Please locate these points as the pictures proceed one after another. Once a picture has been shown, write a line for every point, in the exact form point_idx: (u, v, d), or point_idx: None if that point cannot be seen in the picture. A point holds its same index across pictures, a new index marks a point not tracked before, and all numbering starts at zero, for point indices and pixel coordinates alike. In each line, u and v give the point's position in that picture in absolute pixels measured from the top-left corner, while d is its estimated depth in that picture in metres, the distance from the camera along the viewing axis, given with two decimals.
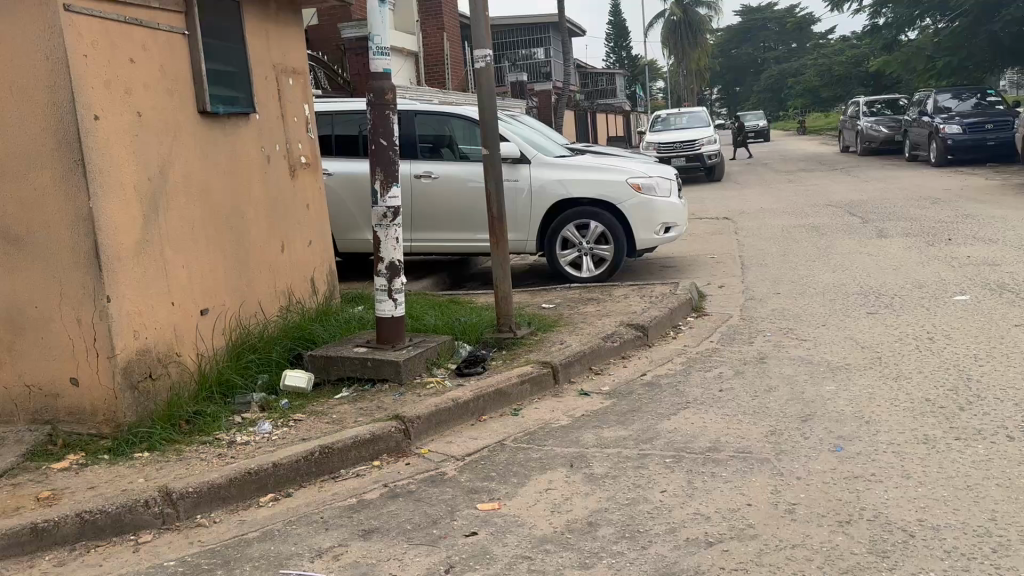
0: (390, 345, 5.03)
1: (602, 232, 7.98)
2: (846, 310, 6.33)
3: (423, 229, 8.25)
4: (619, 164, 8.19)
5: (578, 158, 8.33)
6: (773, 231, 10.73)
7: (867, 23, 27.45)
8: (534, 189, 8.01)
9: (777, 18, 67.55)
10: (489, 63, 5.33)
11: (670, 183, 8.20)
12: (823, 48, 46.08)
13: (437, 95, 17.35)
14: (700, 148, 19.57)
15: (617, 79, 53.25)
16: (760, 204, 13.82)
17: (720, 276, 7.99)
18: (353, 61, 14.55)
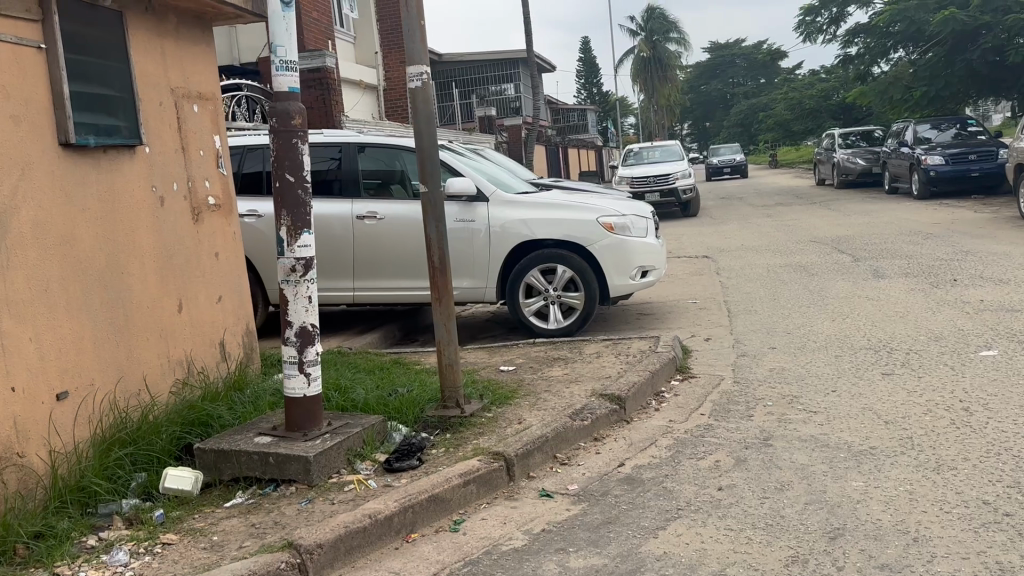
0: (301, 434, 3.98)
1: (570, 277, 7.00)
2: (857, 369, 5.39)
3: (368, 277, 7.26)
4: (589, 200, 7.26)
5: (544, 195, 7.39)
6: (758, 272, 9.83)
7: (839, 54, 27.05)
8: (493, 230, 7.04)
9: (745, 54, 67.88)
10: (427, 81, 4.38)
11: (646, 221, 7.27)
12: (794, 83, 46.00)
13: (398, 130, 16.44)
14: (674, 182, 18.78)
15: (588, 114, 52.85)
16: (741, 241, 12.98)
17: (706, 327, 7.04)
18: (304, 95, 13.57)
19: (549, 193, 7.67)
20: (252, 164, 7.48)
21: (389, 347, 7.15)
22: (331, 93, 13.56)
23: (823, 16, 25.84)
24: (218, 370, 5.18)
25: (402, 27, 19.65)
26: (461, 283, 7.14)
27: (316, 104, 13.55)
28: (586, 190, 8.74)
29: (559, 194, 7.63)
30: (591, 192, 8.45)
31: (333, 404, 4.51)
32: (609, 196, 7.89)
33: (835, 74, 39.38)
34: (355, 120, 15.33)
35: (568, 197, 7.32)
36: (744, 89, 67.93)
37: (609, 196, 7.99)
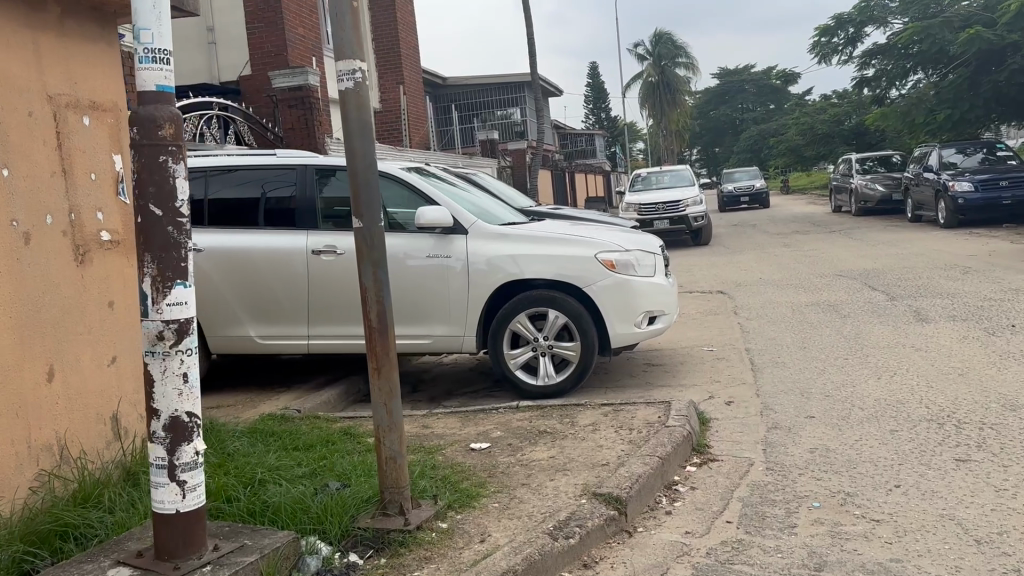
0: (172, 567, 2.88)
1: (564, 324, 5.86)
2: (923, 454, 4.25)
3: (326, 322, 6.06)
4: (589, 233, 6.15)
5: (537, 227, 6.29)
6: (782, 312, 8.70)
7: (856, 76, 26.07)
8: (474, 268, 5.92)
9: (755, 79, 67.15)
10: (361, 82, 3.28)
11: (653, 258, 6.13)
12: (806, 107, 45.00)
13: (390, 153, 15.43)
14: (685, 209, 17.69)
15: (596, 139, 51.94)
16: (759, 274, 11.88)
17: (727, 383, 5.90)
18: (286, 115, 12.48)
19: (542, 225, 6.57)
20: (198, 190, 6.39)
21: (350, 407, 6.00)
22: (314, 112, 12.50)
23: (840, 36, 24.85)
24: (106, 452, 4.10)
25: (399, 46, 18.72)
26: (436, 330, 5.99)
27: (298, 124, 12.49)
28: (588, 222, 7.63)
29: (553, 226, 6.53)
30: (593, 224, 7.35)
31: (235, 509, 3.40)
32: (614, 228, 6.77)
33: (849, 98, 38.36)
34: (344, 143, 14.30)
35: (563, 230, 6.21)
36: (754, 115, 67.10)
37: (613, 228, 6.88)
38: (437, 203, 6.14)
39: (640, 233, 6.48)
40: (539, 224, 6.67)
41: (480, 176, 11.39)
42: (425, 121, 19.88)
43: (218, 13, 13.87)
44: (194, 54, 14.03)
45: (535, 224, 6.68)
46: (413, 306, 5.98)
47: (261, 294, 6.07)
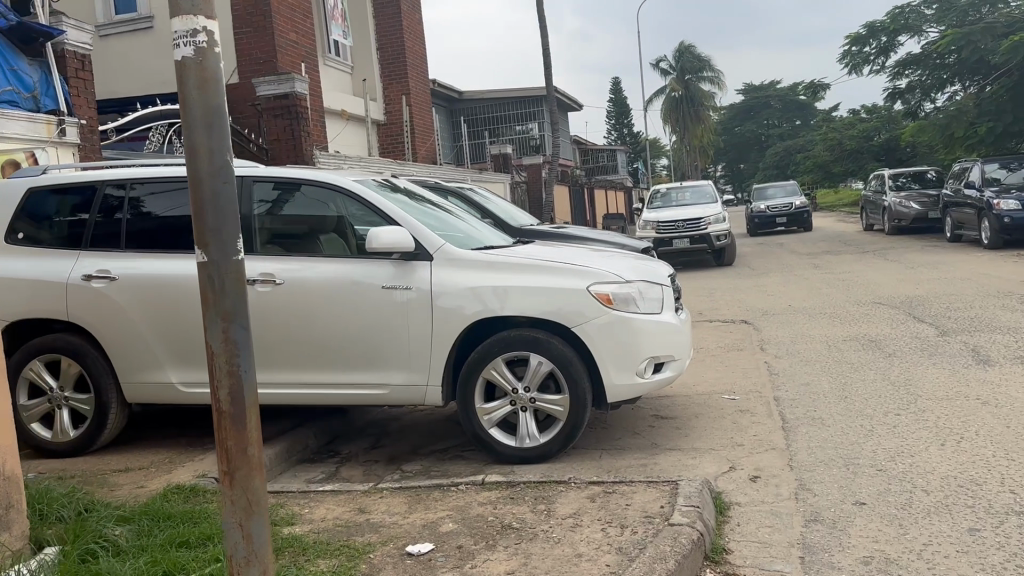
0: None
1: (549, 372, 4.75)
2: (1023, 570, 3.10)
3: (262, 368, 5.00)
4: (582, 261, 5.02)
5: (521, 252, 5.18)
6: (816, 349, 7.55)
7: (889, 88, 24.84)
8: (439, 303, 4.81)
9: (781, 95, 65.93)
10: (205, 49, 2.24)
11: (661, 290, 5.00)
12: (834, 122, 43.58)
13: (391, 168, 14.42)
14: (707, 227, 16.53)
15: (618, 155, 50.90)
16: (788, 301, 10.73)
17: (752, 446, 4.77)
18: (271, 125, 11.52)
19: (530, 251, 5.46)
20: (153, 205, 5.30)
21: (282, 476, 4.93)
22: (302, 122, 11.51)
23: (871, 45, 23.66)
24: None
25: (405, 56, 17.76)
26: (393, 379, 4.86)
27: (284, 135, 11.49)
28: (590, 246, 6.52)
29: (543, 253, 5.42)
30: (594, 249, 6.24)
31: None
32: (615, 255, 5.66)
33: (881, 112, 36.91)
34: (338, 155, 13.29)
35: (553, 256, 5.10)
36: (781, 132, 65.76)
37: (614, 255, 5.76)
38: (396, 221, 5.04)
39: (645, 262, 5.36)
40: (528, 249, 5.56)
41: (478, 193, 10.33)
42: (432, 134, 18.87)
43: (203, 17, 12.89)
44: None
45: (520, 249, 5.58)
46: (365, 349, 4.87)
47: (187, 332, 5.05)
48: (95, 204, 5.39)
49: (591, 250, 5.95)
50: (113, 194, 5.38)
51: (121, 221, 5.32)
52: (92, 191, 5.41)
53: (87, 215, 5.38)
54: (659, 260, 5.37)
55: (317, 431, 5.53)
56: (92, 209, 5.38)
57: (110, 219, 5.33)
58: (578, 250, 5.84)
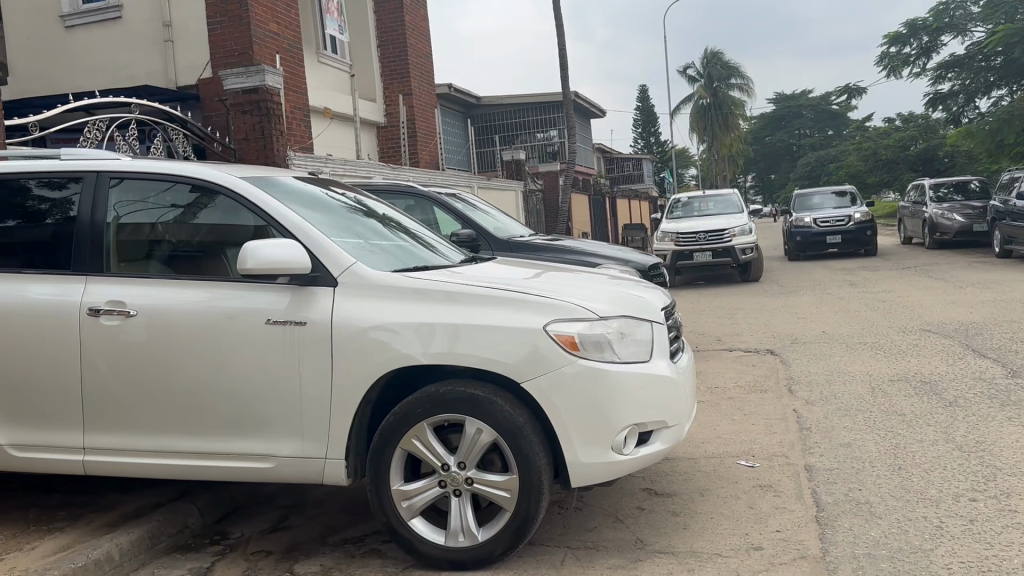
0: None
1: (493, 441, 3.42)
2: None
3: (112, 428, 3.75)
4: (547, 288, 3.69)
5: (469, 275, 3.86)
6: (856, 392, 6.18)
7: (929, 93, 23.29)
8: (338, 346, 3.49)
9: (814, 104, 64.22)
10: None
11: (647, 331, 3.67)
12: (868, 131, 41.82)
13: (385, 173, 13.23)
14: (731, 239, 15.12)
15: (645, 164, 49.47)
16: (823, 326, 9.33)
17: (777, 551, 3.42)
18: (238, 122, 10.37)
19: (487, 273, 4.14)
20: (89, 206, 3.94)
21: None
22: (272, 118, 10.33)
23: (912, 46, 22.19)
24: None
25: (407, 53, 16.54)
26: (280, 449, 3.56)
27: (253, 133, 10.32)
28: (576, 269, 5.22)
29: (501, 276, 4.10)
30: (576, 272, 4.94)
31: None
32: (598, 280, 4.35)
33: (917, 120, 35.21)
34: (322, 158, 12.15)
35: (509, 280, 3.77)
36: (812, 141, 63.95)
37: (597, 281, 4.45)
38: (292, 232, 3.73)
39: (634, 290, 4.04)
40: (486, 272, 4.25)
41: (462, 198, 9.13)
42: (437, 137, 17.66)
43: (175, 6, 11.80)
44: (149, 54, 11.95)
45: (471, 271, 4.26)
46: (241, 406, 3.59)
47: (17, 379, 3.81)
48: (18, 208, 4.03)
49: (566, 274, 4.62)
50: (44, 196, 4.01)
51: (48, 228, 3.96)
52: (16, 187, 4.06)
53: (4, 219, 4.03)
54: (652, 288, 4.05)
55: (204, 505, 4.27)
56: (13, 213, 4.03)
57: (34, 226, 3.97)
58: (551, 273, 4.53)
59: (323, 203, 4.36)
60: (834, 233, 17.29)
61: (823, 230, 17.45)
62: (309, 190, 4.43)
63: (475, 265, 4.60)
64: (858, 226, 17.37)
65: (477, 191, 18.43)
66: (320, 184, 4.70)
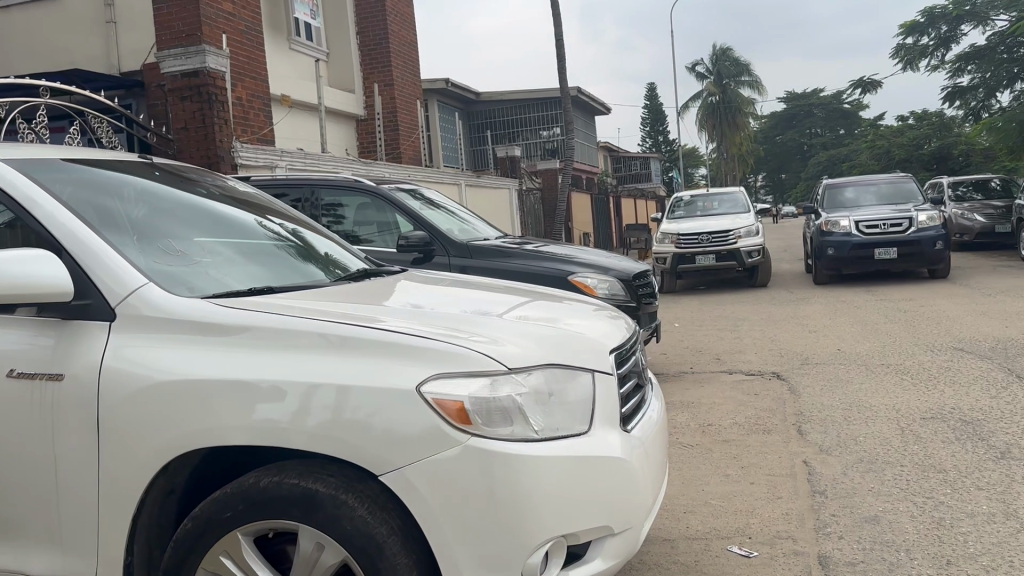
0: None
1: (342, 563, 2.21)
2: None
3: None
4: (439, 325, 2.50)
5: (335, 301, 2.68)
6: (881, 436, 4.97)
7: (947, 86, 22.00)
8: (114, 416, 2.30)
9: (826, 103, 62.87)
10: None
11: (585, 391, 2.49)
12: (881, 129, 40.43)
13: (355, 169, 12.06)
14: (737, 240, 13.86)
15: (653, 163, 48.24)
16: (838, 343, 8.11)
17: None
18: (177, 109, 9.34)
19: (375, 296, 2.95)
20: None
21: None
22: (215, 104, 9.30)
23: (929, 36, 20.90)
24: None
25: (388, 38, 15.32)
26: (32, 565, 2.39)
27: (194, 122, 9.28)
28: (527, 288, 4.05)
29: (387, 300, 2.90)
30: (515, 293, 3.75)
31: None
32: (531, 309, 3.17)
33: (932, 118, 33.89)
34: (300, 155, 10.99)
35: (387, 312, 2.59)
36: (825, 140, 62.54)
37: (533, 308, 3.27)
38: (67, 249, 2.49)
39: (574, 326, 2.87)
40: (382, 295, 3.07)
41: (420, 195, 8.00)
42: (422, 131, 16.50)
43: None
44: (90, 37, 10.84)
45: (355, 290, 3.07)
46: None
47: None
48: None
49: (497, 299, 3.45)
50: None
51: None
52: None
53: None
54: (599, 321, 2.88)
55: None
56: None
57: None
58: (471, 297, 3.34)
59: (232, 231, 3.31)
60: (887, 244, 12.01)
61: (868, 240, 12.13)
62: (213, 208, 3.38)
63: (378, 281, 3.42)
64: (919, 234, 12.07)
65: (467, 190, 17.26)
66: (253, 209, 3.66)
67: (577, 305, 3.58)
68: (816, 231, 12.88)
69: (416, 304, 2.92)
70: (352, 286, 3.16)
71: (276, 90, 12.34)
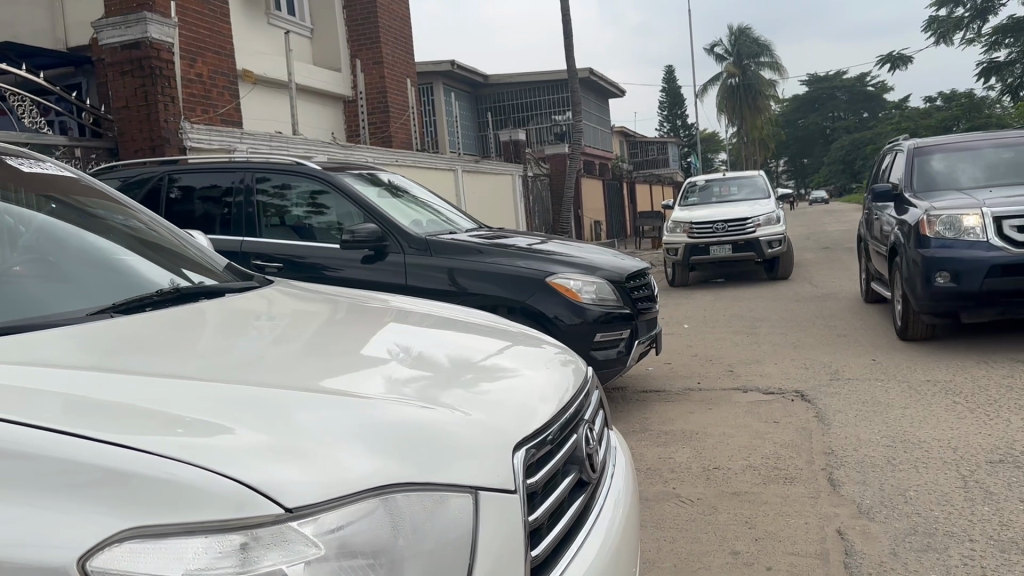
0: None
1: None
2: None
3: None
4: (240, 411, 1.54)
5: (113, 366, 1.74)
6: (935, 490, 3.84)
7: (982, 61, 20.60)
8: None
9: (850, 85, 61.10)
10: None
11: (451, 534, 1.45)
12: (907, 110, 38.80)
13: (331, 153, 10.97)
14: (755, 229, 12.67)
15: (671, 148, 46.82)
16: (871, 352, 6.96)
17: None
18: (115, 86, 8.32)
19: (215, 352, 2.01)
20: None
21: None
22: (160, 79, 8.29)
23: (964, 7, 19.53)
24: None
25: (377, 12, 14.14)
26: None
27: (134, 99, 8.27)
28: (491, 324, 3.00)
29: (226, 359, 1.95)
30: (465, 331, 2.71)
31: None
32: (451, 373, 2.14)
33: (960, 98, 32.36)
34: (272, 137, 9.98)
35: (177, 383, 1.63)
36: (848, 123, 60.80)
37: (464, 367, 2.25)
38: None
39: (483, 397, 1.84)
40: (227, 343, 2.11)
41: (384, 181, 6.93)
42: (416, 112, 15.39)
43: None
44: (34, 8, 9.80)
45: (198, 339, 2.13)
46: None
47: None
48: None
49: (400, 340, 2.44)
50: None
51: None
52: None
53: None
54: (503, 396, 1.87)
55: None
56: None
57: None
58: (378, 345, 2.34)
59: (124, 282, 2.64)
60: None
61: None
62: (105, 255, 2.73)
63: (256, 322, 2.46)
64: None
65: (465, 177, 16.11)
66: (141, 247, 2.95)
67: (518, 349, 2.54)
68: (904, 238, 7.01)
69: (279, 366, 1.96)
70: (207, 331, 2.24)
71: (240, 67, 11.24)
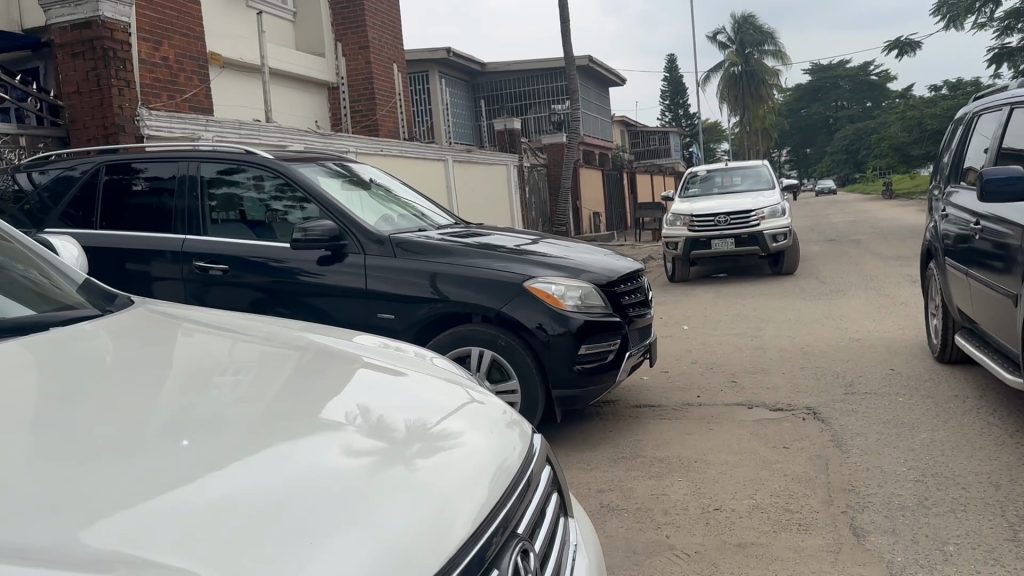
0: None
1: None
2: None
3: None
4: (48, 531, 1.36)
5: None
6: (980, 542, 3.20)
7: (994, 47, 19.89)
8: None
9: (854, 74, 60.29)
10: None
11: None
12: (912, 99, 38.11)
13: (309, 143, 10.33)
14: (759, 222, 12.02)
15: (672, 138, 46.02)
16: (889, 360, 6.33)
17: None
18: (65, 69, 7.68)
19: (128, 412, 1.80)
20: None
21: None
22: (115, 62, 7.68)
23: None
24: None
25: None
26: None
27: (86, 83, 7.64)
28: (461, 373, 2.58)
29: (122, 423, 1.74)
30: (437, 382, 2.33)
31: None
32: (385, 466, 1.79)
33: (967, 86, 31.70)
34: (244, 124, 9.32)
35: (15, 487, 1.47)
36: (852, 112, 60.01)
37: (416, 436, 1.95)
38: None
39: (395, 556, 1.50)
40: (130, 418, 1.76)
41: (354, 172, 6.25)
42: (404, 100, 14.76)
43: None
44: None
45: (118, 387, 1.92)
46: None
47: None
48: None
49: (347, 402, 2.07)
50: None
51: None
52: None
53: None
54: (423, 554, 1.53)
55: None
56: None
57: None
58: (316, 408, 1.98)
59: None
60: None
61: None
62: None
63: (208, 356, 2.20)
64: None
65: (456, 167, 15.45)
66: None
67: (482, 421, 2.16)
68: None
69: (202, 434, 1.74)
70: (145, 373, 2.02)
71: (212, 51, 10.55)
